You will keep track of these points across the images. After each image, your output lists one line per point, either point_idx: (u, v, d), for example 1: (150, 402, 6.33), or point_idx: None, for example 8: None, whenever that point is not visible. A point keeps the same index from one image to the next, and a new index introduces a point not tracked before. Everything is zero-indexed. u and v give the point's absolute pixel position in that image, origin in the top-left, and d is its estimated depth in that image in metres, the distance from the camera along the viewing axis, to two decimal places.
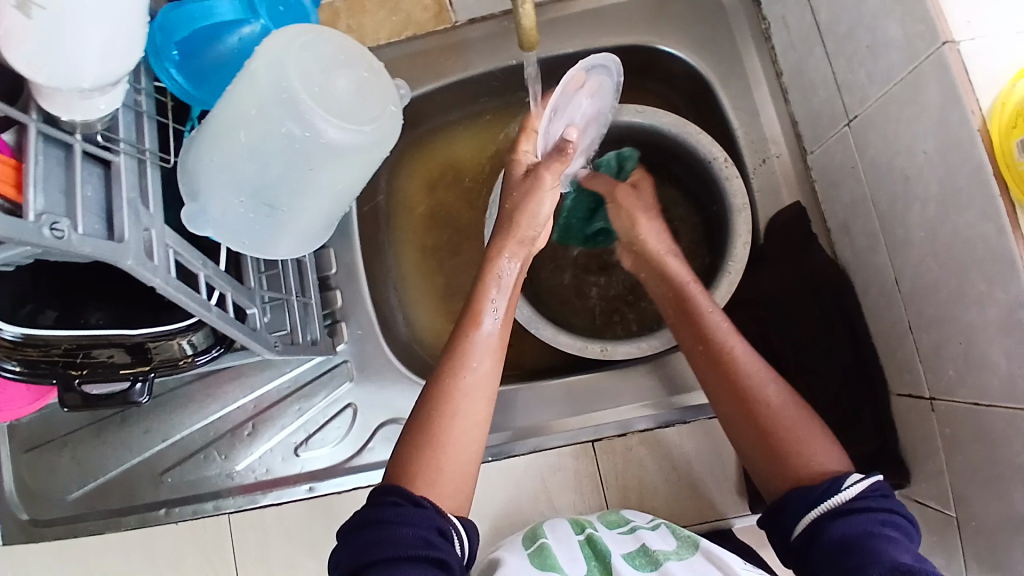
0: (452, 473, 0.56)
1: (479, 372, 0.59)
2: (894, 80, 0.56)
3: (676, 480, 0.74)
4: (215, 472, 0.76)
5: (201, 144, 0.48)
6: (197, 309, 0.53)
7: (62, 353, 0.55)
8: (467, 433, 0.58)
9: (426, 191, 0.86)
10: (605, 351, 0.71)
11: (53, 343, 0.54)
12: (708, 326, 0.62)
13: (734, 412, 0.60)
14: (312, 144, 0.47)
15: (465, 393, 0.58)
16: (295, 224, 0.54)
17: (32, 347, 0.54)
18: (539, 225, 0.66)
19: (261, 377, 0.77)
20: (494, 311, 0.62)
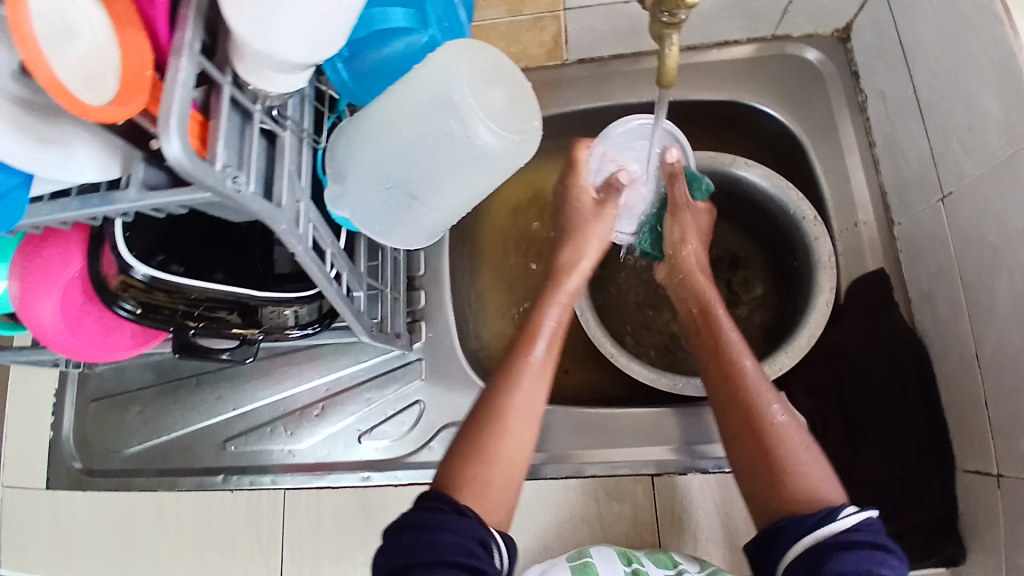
0: (514, 420, 0.59)
1: (529, 395, 0.60)
2: (992, 159, 0.59)
3: (731, 525, 0.74)
4: (278, 448, 0.78)
5: (359, 133, 0.53)
6: (321, 283, 0.56)
7: (186, 303, 0.57)
8: (523, 419, 0.60)
9: (513, 210, 0.91)
10: (676, 385, 0.73)
11: (183, 291, 0.55)
12: (724, 341, 0.66)
13: (748, 446, 0.60)
14: (466, 144, 0.50)
15: (514, 412, 0.59)
16: (418, 219, 0.58)
17: (162, 292, 0.55)
18: (587, 245, 0.70)
19: (335, 362, 0.79)
20: (543, 338, 0.64)
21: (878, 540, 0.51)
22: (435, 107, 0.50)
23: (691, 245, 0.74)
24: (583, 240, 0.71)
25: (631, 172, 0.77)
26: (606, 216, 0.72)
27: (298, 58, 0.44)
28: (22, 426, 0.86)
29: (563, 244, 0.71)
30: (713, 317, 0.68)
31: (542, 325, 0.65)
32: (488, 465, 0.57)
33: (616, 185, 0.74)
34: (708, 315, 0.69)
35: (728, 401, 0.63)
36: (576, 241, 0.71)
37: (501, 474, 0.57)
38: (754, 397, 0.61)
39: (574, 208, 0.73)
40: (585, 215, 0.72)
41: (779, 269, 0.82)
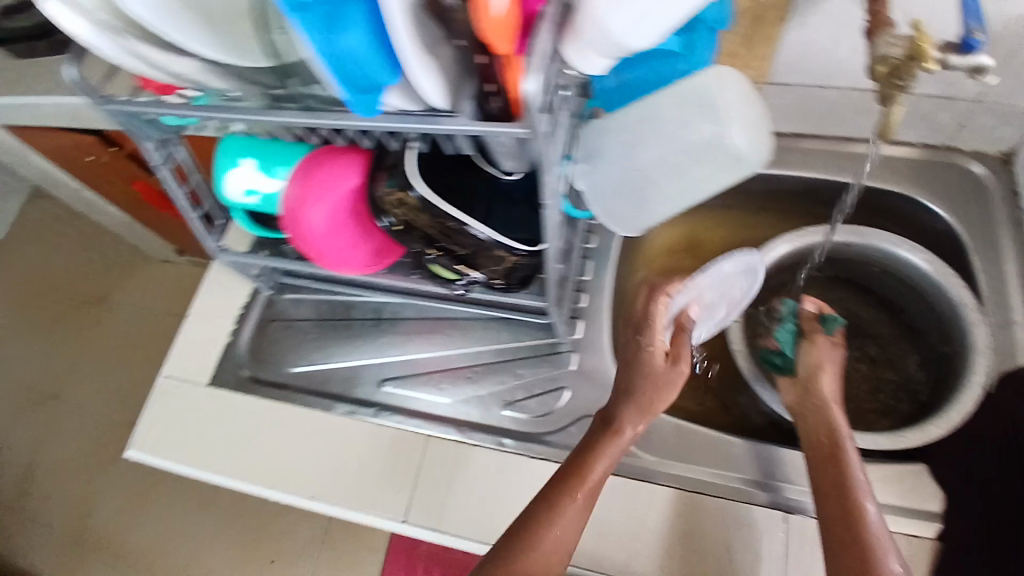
0: (543, 555, 0.64)
1: (562, 533, 0.66)
2: None
3: None
4: (429, 396, 0.88)
5: (616, 124, 0.62)
6: (548, 238, 0.66)
7: (436, 231, 0.67)
8: (569, 525, 0.66)
9: (670, 249, 0.99)
10: None
11: (441, 219, 0.65)
12: (848, 478, 0.66)
13: (838, 530, 0.62)
14: (712, 144, 0.57)
15: (564, 512, 0.66)
16: (642, 214, 0.65)
17: (425, 216, 0.66)
18: (658, 399, 0.72)
19: (493, 337, 0.91)
20: (603, 464, 0.70)
21: None
22: (690, 116, 0.58)
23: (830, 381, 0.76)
24: (644, 387, 0.73)
25: (704, 309, 0.78)
26: (677, 370, 0.74)
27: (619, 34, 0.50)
28: (207, 327, 0.97)
29: (624, 398, 0.73)
30: (842, 451, 0.68)
31: (592, 475, 0.68)
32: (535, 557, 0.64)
33: (683, 326, 0.76)
34: (833, 452, 0.69)
35: (837, 537, 0.62)
36: (661, 378, 0.73)
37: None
38: (869, 541, 0.60)
39: (646, 367, 0.73)
40: (660, 370, 0.73)
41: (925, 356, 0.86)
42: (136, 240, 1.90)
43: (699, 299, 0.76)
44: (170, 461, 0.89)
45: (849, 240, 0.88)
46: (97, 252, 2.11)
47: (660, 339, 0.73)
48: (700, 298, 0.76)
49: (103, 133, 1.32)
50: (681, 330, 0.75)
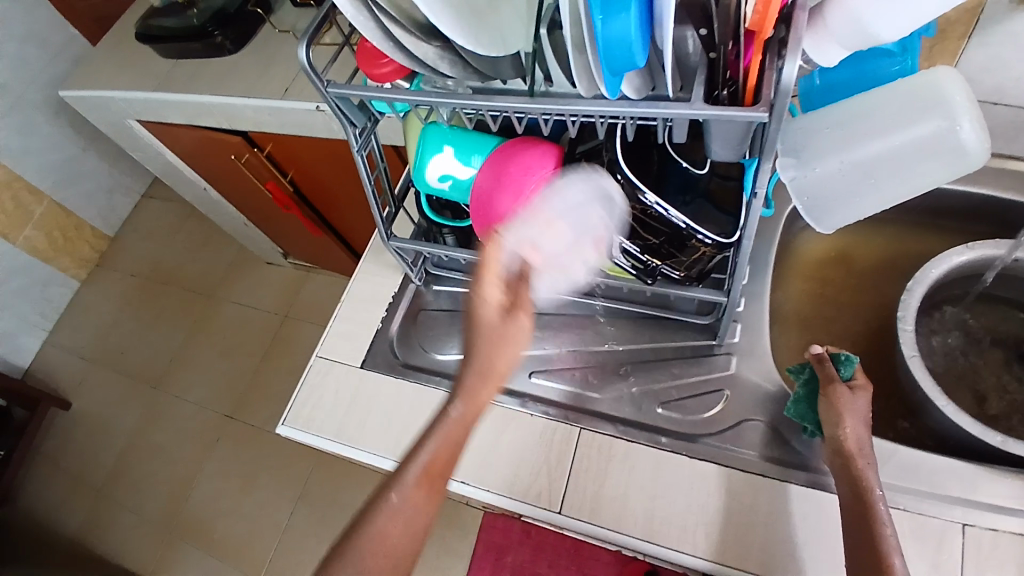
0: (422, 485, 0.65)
1: (407, 497, 0.64)
2: None
3: None
4: (583, 391, 0.89)
5: (830, 118, 0.63)
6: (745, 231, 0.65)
7: (632, 216, 0.69)
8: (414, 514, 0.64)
9: (820, 262, 0.99)
10: (1004, 441, 0.75)
11: (640, 204, 0.68)
12: (878, 534, 0.65)
13: (863, 553, 0.65)
14: (942, 139, 0.58)
15: (404, 506, 0.63)
16: (845, 211, 0.66)
17: (625, 201, 0.68)
18: (493, 362, 0.66)
19: (645, 334, 0.92)
20: (462, 400, 0.65)
21: None
22: (909, 115, 0.59)
23: (851, 429, 0.72)
24: (496, 359, 0.66)
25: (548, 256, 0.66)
26: (518, 322, 0.67)
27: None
28: (361, 313, 1.02)
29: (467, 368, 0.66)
30: (854, 492, 0.69)
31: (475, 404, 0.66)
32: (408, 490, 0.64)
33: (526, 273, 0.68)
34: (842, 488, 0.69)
35: None
36: (489, 345, 0.66)
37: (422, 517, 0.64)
38: None
39: (479, 322, 0.66)
40: (493, 325, 0.66)
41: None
42: (250, 241, 2.01)
43: (536, 242, 0.65)
44: (323, 439, 0.93)
45: None
46: (210, 253, 2.24)
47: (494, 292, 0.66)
48: (538, 243, 0.65)
49: (249, 135, 1.42)
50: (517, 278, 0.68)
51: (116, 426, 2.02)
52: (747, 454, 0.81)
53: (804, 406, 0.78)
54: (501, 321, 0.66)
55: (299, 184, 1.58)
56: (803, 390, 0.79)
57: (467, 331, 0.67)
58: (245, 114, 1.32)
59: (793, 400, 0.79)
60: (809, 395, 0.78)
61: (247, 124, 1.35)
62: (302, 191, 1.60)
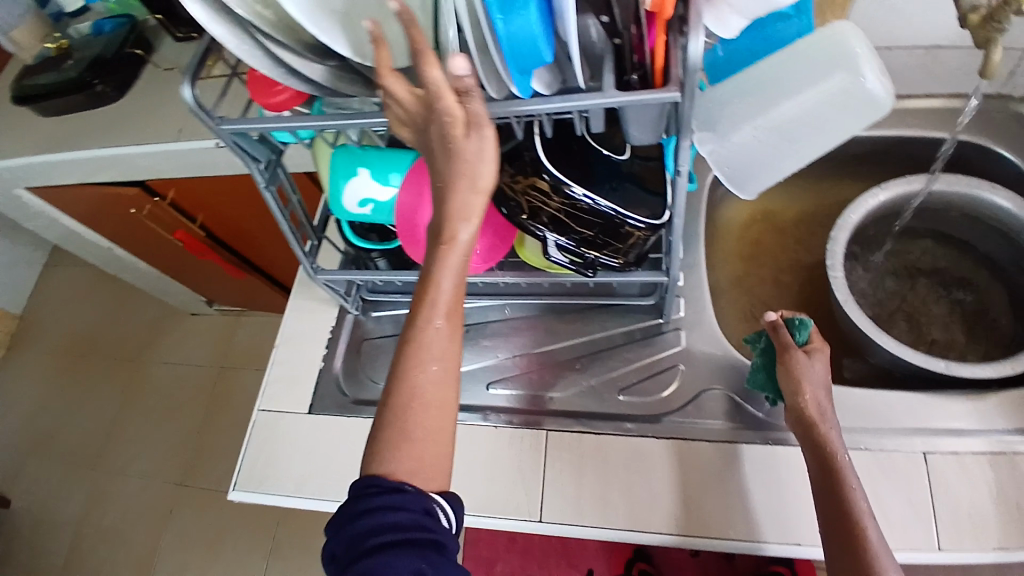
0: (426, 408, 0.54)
1: (429, 376, 0.54)
2: None
3: (1008, 511, 0.71)
4: (541, 393, 0.88)
5: (739, 87, 0.64)
6: (675, 210, 0.65)
7: (565, 212, 0.67)
8: (426, 402, 0.54)
9: (748, 226, 1.02)
10: (948, 367, 0.78)
11: (571, 200, 0.66)
12: (852, 498, 0.66)
13: (834, 516, 0.66)
14: (847, 94, 0.59)
15: (418, 393, 0.54)
16: (769, 173, 0.69)
17: (557, 198, 0.66)
18: (479, 181, 0.53)
19: (594, 325, 0.91)
20: (450, 266, 0.55)
21: None
22: (809, 78, 0.60)
23: (813, 393, 0.73)
24: (459, 173, 0.53)
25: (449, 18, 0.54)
26: (481, 135, 0.53)
27: None
28: (302, 354, 0.97)
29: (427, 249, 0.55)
30: (824, 449, 0.70)
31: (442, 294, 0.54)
32: (416, 413, 0.53)
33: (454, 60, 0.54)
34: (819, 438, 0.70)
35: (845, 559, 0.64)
36: (460, 171, 0.53)
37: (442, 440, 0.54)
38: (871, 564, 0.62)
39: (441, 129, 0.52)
40: (456, 142, 0.52)
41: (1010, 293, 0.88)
42: (168, 295, 1.88)
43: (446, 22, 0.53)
44: (283, 495, 0.87)
45: (952, 187, 0.85)
46: (130, 314, 2.10)
47: (406, 85, 0.54)
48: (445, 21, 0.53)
49: (147, 184, 1.32)
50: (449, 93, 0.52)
51: (56, 517, 1.86)
52: (705, 424, 0.82)
53: (762, 373, 0.80)
54: (456, 132, 0.52)
55: (212, 228, 1.49)
56: (761, 358, 0.81)
57: (443, 167, 0.54)
58: (138, 163, 1.22)
59: (756, 368, 0.81)
60: (768, 361, 0.80)
61: (144, 173, 1.25)
62: (216, 234, 1.51)
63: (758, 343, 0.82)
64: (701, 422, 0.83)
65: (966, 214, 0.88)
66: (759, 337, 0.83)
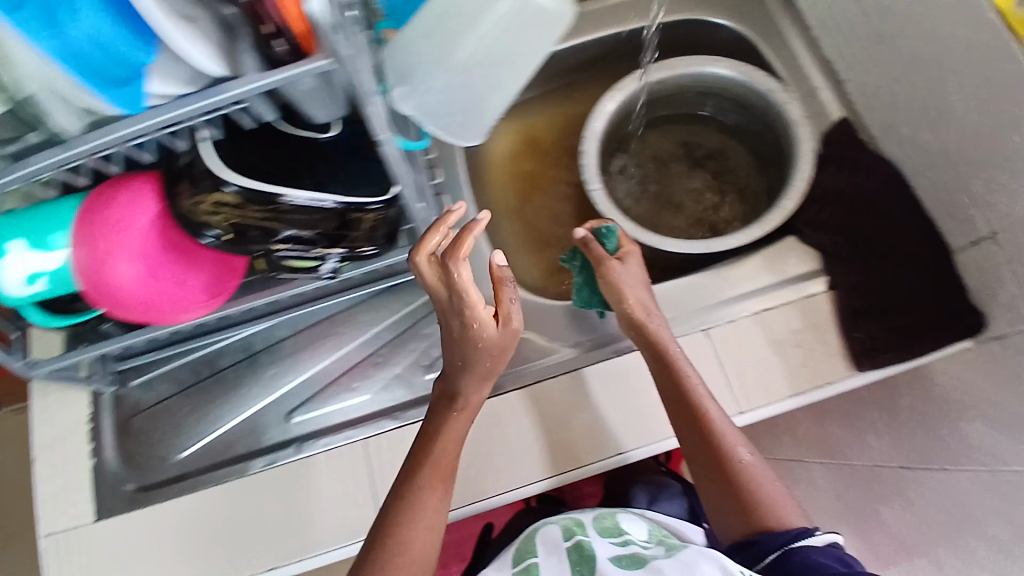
0: (417, 549, 0.61)
1: (419, 536, 0.61)
2: None
3: (788, 356, 0.78)
4: (342, 405, 0.78)
5: (415, 32, 0.57)
6: (397, 177, 0.59)
7: (276, 218, 0.58)
8: (418, 558, 0.61)
9: (511, 156, 0.98)
10: (709, 245, 0.81)
11: (277, 205, 0.57)
12: (693, 385, 0.70)
13: (679, 404, 0.70)
14: (521, 13, 0.55)
15: (410, 556, 0.60)
16: (485, 109, 0.64)
17: (257, 207, 0.56)
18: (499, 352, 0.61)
19: (380, 311, 0.82)
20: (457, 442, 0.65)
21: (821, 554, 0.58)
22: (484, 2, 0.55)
23: (636, 296, 0.74)
24: (471, 349, 0.60)
25: None
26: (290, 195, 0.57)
27: None
28: (47, 464, 0.77)
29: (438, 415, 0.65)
30: (656, 344, 0.72)
31: (446, 462, 0.63)
32: (406, 535, 0.60)
33: None
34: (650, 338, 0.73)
35: (699, 440, 0.69)
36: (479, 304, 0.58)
37: (433, 536, 0.62)
38: (724, 440, 0.68)
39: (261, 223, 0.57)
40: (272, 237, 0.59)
41: (758, 150, 0.92)
42: None
43: None
44: None
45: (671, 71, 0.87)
46: None
47: (223, 214, 0.56)
48: None
49: None
50: (499, 285, 0.62)
51: None
52: (522, 370, 0.80)
53: (588, 289, 0.80)
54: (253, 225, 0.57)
55: None
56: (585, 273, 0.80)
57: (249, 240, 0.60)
58: None
59: (578, 287, 0.80)
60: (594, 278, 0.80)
61: None
62: None
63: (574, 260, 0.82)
64: (512, 372, 0.80)
65: (691, 91, 0.90)
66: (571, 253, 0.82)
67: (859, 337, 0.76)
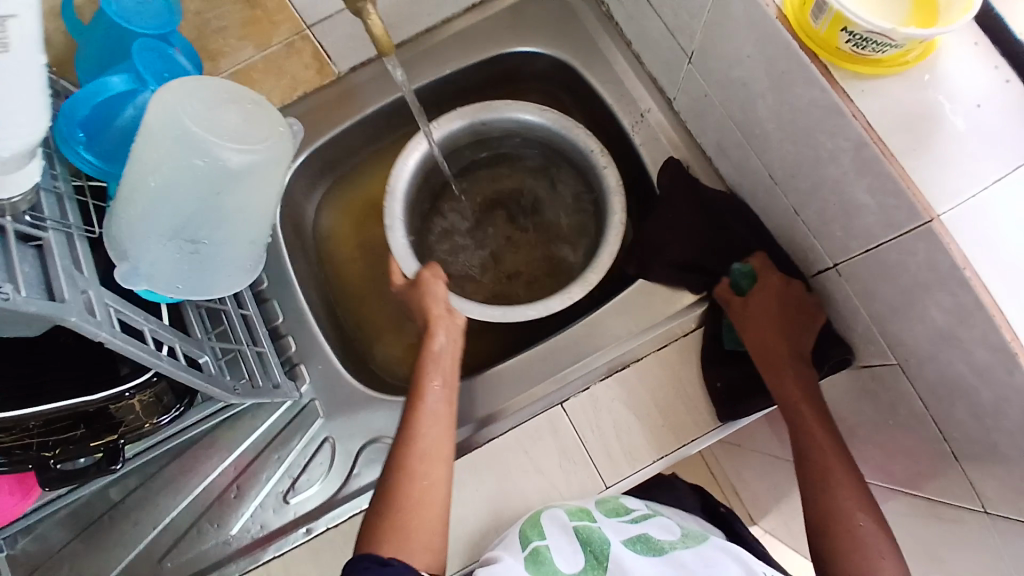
0: (427, 512, 0.60)
1: (431, 483, 0.61)
2: (705, 9, 0.64)
3: (649, 415, 0.74)
4: (213, 543, 0.76)
5: (117, 205, 0.53)
6: (145, 359, 0.57)
7: (32, 433, 0.56)
8: (430, 505, 0.60)
9: (355, 228, 0.92)
10: (504, 313, 0.76)
11: (24, 424, 0.55)
12: (812, 437, 0.66)
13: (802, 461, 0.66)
14: (216, 168, 0.52)
15: (410, 517, 0.59)
16: (228, 258, 0.59)
17: (3, 434, 0.54)
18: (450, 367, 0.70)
19: (233, 439, 0.78)
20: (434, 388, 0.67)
21: None
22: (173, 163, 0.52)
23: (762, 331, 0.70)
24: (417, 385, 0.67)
25: None
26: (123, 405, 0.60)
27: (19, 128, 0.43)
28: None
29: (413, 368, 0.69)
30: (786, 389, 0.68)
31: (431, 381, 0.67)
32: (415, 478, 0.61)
33: None
34: (778, 379, 0.68)
35: (812, 497, 0.64)
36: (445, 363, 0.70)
37: (434, 500, 0.61)
38: (838, 496, 0.63)
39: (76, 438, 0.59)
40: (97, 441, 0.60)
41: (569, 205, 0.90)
42: None
43: None
44: None
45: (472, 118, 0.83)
46: None
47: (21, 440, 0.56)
48: None
49: None
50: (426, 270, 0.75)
51: None
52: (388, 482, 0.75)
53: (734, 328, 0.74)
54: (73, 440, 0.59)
55: None
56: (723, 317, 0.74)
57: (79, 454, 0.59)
58: None
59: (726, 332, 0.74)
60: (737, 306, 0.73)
61: None
62: None
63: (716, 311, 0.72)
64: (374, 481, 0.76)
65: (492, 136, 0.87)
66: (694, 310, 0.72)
67: (720, 388, 0.73)
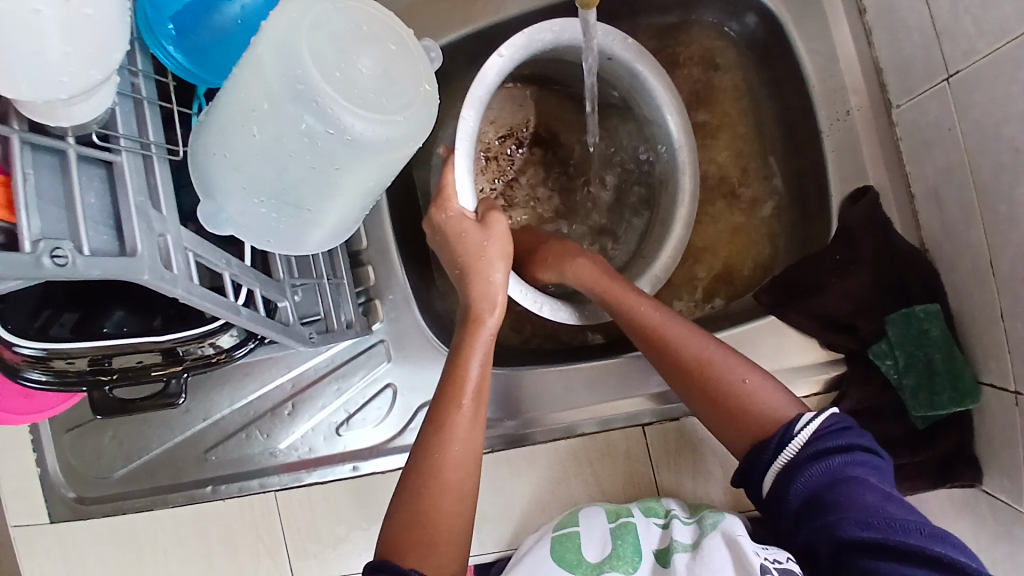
0: (450, 512, 0.52)
1: (457, 461, 0.53)
2: (1009, 35, 0.50)
3: None
4: (259, 451, 0.74)
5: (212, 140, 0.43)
6: (222, 313, 0.48)
7: (89, 361, 0.53)
8: (461, 499, 0.53)
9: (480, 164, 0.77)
10: (542, 307, 0.67)
11: (78, 353, 0.51)
12: (727, 380, 0.57)
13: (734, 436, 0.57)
14: (336, 141, 0.41)
15: (441, 513, 0.51)
16: (324, 223, 0.48)
17: (59, 360, 0.51)
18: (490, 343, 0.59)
19: (295, 356, 0.74)
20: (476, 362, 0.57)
21: (836, 437, 0.51)
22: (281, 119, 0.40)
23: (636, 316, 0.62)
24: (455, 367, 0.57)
25: None
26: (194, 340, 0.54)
27: (84, 85, 0.34)
28: (2, 464, 0.82)
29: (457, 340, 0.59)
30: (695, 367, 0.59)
31: (468, 377, 0.56)
32: (443, 485, 0.52)
33: None
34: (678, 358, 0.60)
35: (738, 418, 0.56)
36: (477, 350, 0.58)
37: (463, 512, 0.53)
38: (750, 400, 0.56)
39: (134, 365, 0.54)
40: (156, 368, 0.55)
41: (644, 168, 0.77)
42: None
43: None
44: None
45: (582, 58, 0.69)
46: None
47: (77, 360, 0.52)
48: None
49: None
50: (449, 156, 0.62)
51: None
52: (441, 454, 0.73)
53: (926, 392, 0.60)
54: (131, 368, 0.54)
55: None
56: (913, 375, 0.61)
57: (131, 381, 0.55)
58: None
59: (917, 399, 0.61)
60: (937, 368, 0.60)
61: None
62: None
63: (898, 365, 0.62)
64: None
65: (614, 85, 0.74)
66: (890, 378, 0.63)
67: None
